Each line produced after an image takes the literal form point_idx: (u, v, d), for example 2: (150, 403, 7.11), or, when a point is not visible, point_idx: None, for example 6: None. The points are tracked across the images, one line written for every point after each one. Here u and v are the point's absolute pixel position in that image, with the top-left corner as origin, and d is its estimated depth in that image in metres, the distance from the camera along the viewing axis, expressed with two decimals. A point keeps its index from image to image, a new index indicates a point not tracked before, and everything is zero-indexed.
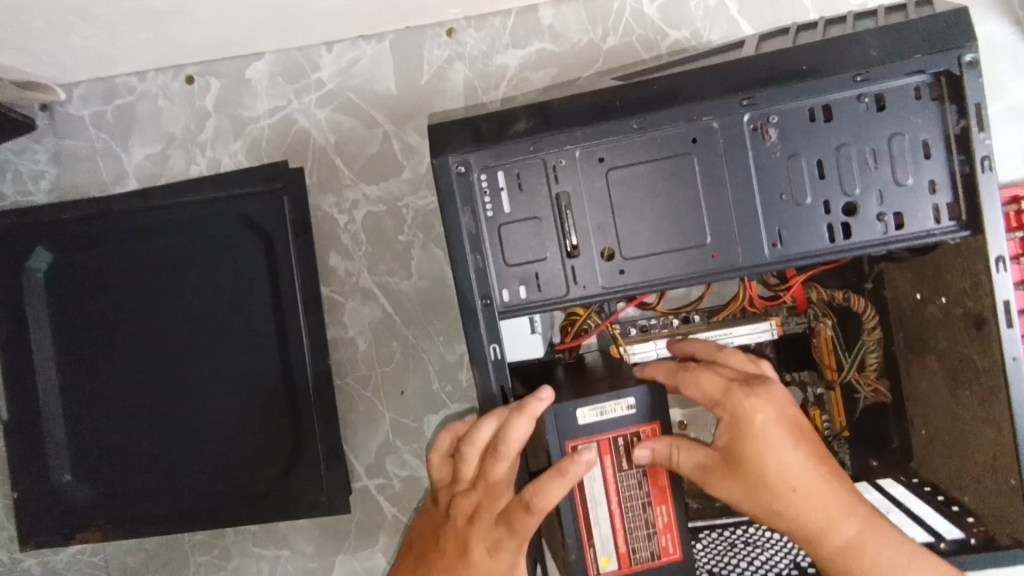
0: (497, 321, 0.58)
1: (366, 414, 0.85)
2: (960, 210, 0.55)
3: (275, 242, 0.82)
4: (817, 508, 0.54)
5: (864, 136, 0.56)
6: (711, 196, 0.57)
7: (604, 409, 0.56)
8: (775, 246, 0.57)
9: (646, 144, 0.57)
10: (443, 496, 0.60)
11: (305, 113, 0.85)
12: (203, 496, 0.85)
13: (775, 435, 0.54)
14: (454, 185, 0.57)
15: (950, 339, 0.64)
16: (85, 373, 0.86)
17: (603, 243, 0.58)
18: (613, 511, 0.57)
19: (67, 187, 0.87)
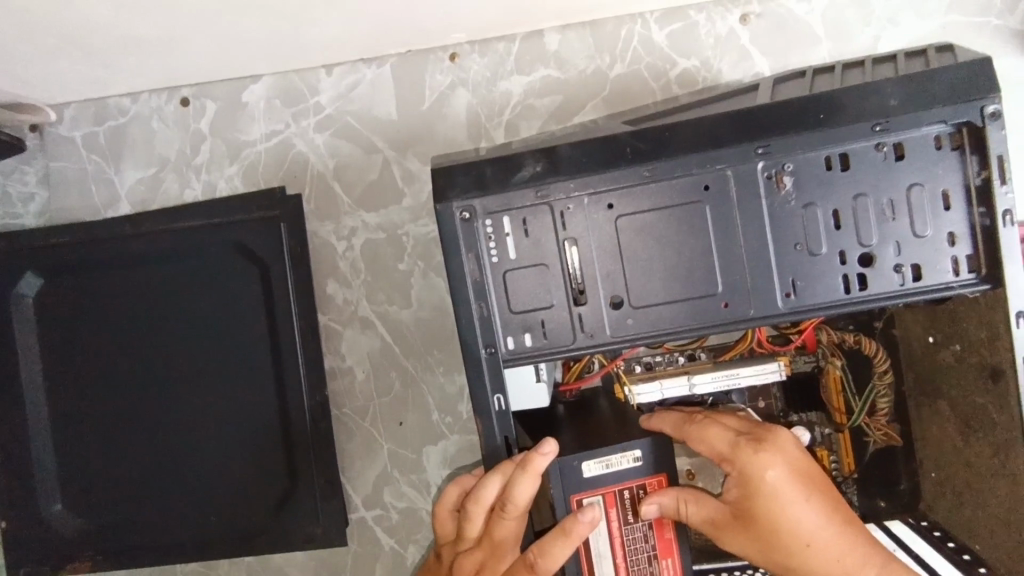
0: (501, 370, 0.57)
1: (363, 445, 0.83)
2: (980, 262, 0.53)
3: (271, 270, 0.80)
4: (833, 563, 0.52)
5: (882, 186, 0.54)
6: (723, 245, 0.55)
7: (610, 461, 0.54)
8: (789, 297, 0.55)
9: (656, 190, 0.56)
10: (450, 551, 0.60)
11: (303, 138, 0.82)
12: (196, 529, 0.82)
13: (787, 491, 0.52)
14: (458, 232, 0.56)
15: (967, 387, 0.62)
16: (72, 403, 0.83)
17: (611, 291, 0.57)
18: (618, 564, 0.55)
19: (58, 210, 0.85)
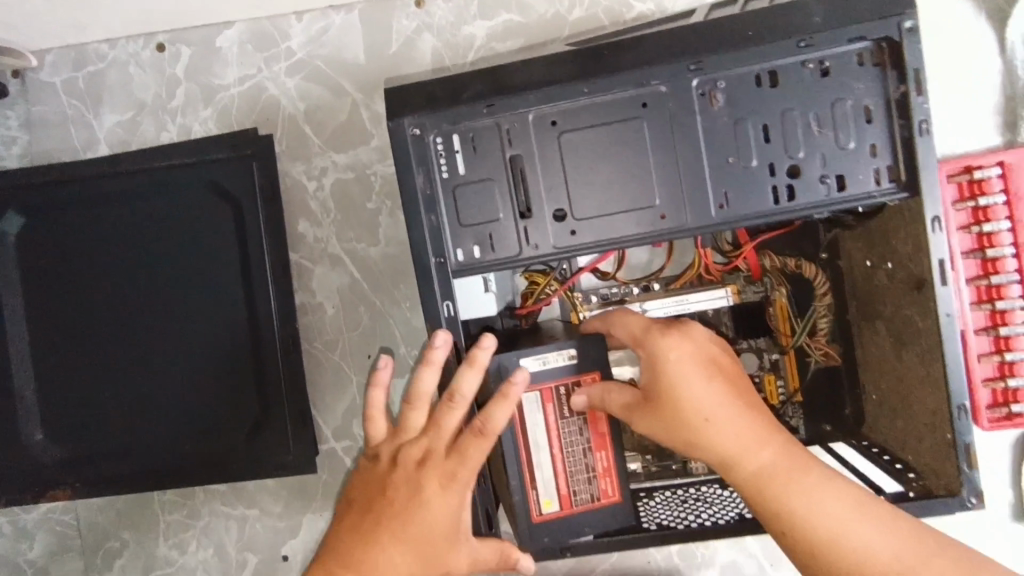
0: (451, 279, 0.60)
1: (334, 377, 0.87)
2: (899, 173, 0.56)
3: (244, 209, 0.83)
4: (728, 436, 0.56)
5: (809, 102, 0.57)
6: (660, 159, 0.58)
7: (547, 358, 0.61)
8: (722, 208, 0.58)
9: (597, 107, 0.59)
10: (391, 446, 0.63)
11: (274, 82, 0.85)
12: (172, 457, 0.86)
13: (686, 368, 0.58)
14: (409, 147, 0.59)
15: (898, 302, 0.65)
16: (56, 336, 0.87)
17: (554, 204, 0.60)
18: (555, 455, 0.61)
19: (38, 152, 0.88)
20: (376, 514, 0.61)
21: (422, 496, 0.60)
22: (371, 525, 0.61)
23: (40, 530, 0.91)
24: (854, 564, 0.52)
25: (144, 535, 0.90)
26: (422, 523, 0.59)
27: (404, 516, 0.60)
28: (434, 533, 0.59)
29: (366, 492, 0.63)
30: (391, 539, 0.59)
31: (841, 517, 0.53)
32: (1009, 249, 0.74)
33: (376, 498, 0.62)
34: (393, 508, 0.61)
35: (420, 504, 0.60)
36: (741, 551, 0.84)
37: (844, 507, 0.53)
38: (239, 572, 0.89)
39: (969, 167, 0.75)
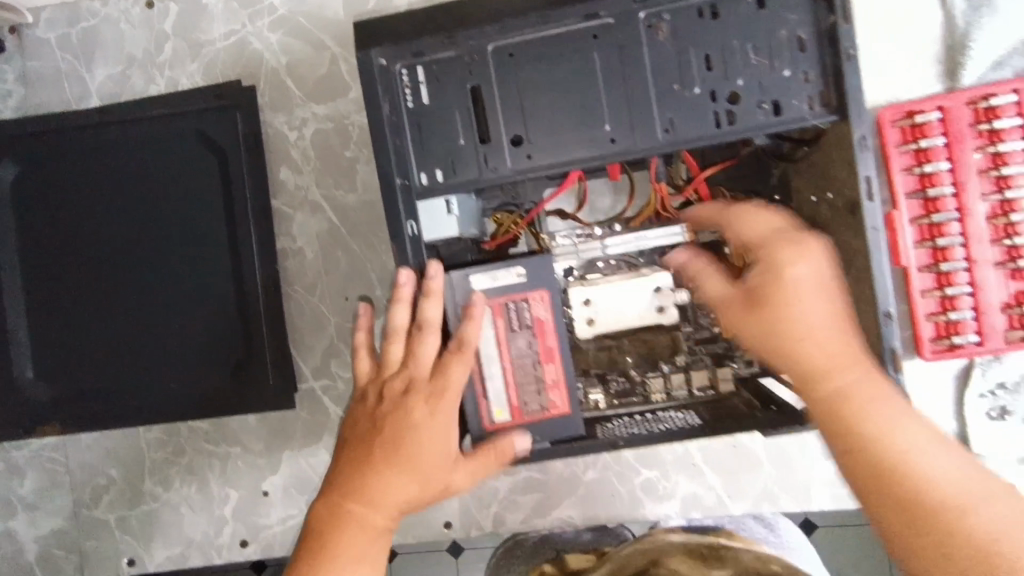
0: (415, 200, 0.64)
1: (313, 318, 0.91)
2: (830, 98, 0.61)
3: (228, 157, 0.88)
4: (826, 349, 0.60)
5: (747, 33, 0.62)
6: (609, 86, 0.63)
7: (496, 276, 0.65)
8: (667, 132, 0.63)
9: (552, 38, 0.63)
10: (374, 384, 0.66)
11: (258, 37, 0.90)
12: (158, 394, 0.90)
13: (805, 280, 0.62)
14: (376, 75, 0.63)
15: (838, 230, 0.68)
16: (49, 279, 0.91)
17: (511, 129, 0.64)
18: (505, 368, 0.65)
19: (33, 105, 0.92)
20: (372, 445, 0.63)
21: (412, 420, 0.62)
22: (370, 455, 0.63)
23: (31, 466, 0.95)
24: (915, 491, 0.53)
25: (130, 471, 0.94)
26: (415, 445, 0.62)
27: (397, 443, 0.62)
28: (428, 452, 0.62)
29: (358, 429, 0.65)
30: (387, 466, 0.62)
31: (924, 447, 0.55)
32: (949, 188, 0.79)
33: (368, 432, 0.64)
34: (387, 437, 0.62)
35: (412, 428, 0.62)
36: (700, 483, 0.89)
37: (925, 439, 0.56)
38: (221, 506, 0.93)
39: (910, 112, 0.80)
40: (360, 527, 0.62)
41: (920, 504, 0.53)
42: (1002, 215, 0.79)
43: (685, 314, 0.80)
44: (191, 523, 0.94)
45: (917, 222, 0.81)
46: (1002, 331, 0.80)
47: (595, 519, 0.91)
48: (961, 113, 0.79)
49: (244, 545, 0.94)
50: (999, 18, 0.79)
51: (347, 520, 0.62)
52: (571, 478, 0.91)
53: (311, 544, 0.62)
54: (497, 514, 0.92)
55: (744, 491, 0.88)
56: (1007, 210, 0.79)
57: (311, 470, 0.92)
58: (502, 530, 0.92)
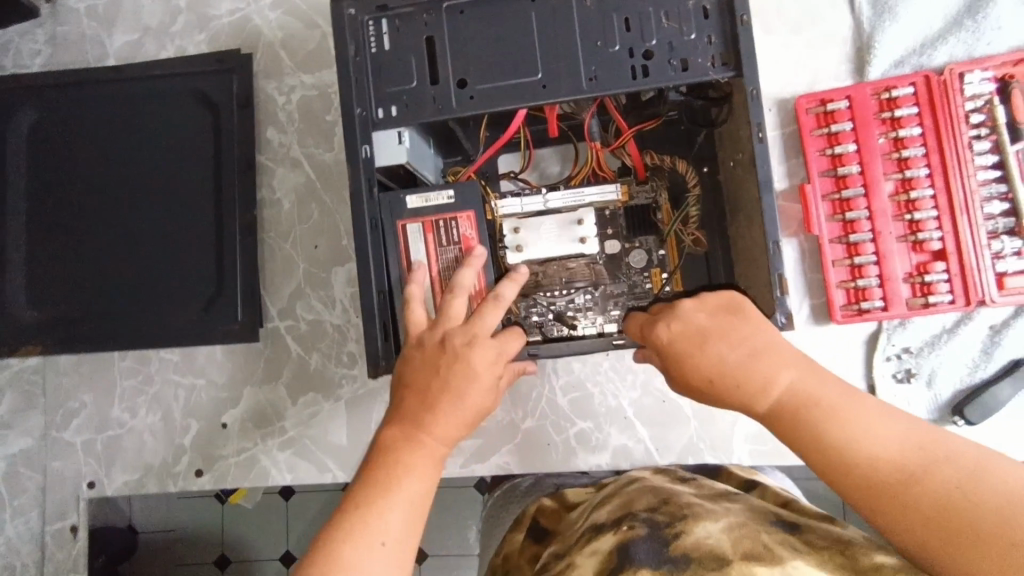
0: (370, 129, 0.74)
1: (284, 264, 0.99)
2: (729, 58, 0.71)
3: (222, 113, 0.99)
4: (738, 387, 0.61)
5: (660, 3, 0.73)
6: (543, 40, 0.74)
7: (429, 197, 0.75)
8: (591, 82, 0.73)
9: (497, 2, 0.74)
10: (432, 333, 0.67)
11: (260, 14, 1.02)
12: (134, 323, 0.97)
13: (680, 345, 0.63)
14: (345, 23, 0.74)
15: (741, 183, 0.78)
16: (50, 213, 1.00)
17: (457, 74, 0.74)
18: (432, 276, 0.74)
19: (56, 63, 1.05)
20: (432, 394, 0.65)
21: (478, 369, 0.65)
22: (433, 407, 0.64)
23: (13, 386, 1.02)
24: (874, 478, 0.53)
25: (100, 398, 1.00)
26: (478, 395, 0.65)
27: (457, 393, 0.64)
28: (483, 400, 0.66)
29: (421, 380, 0.65)
30: (451, 409, 0.64)
31: (863, 427, 0.56)
32: (856, 167, 0.88)
33: (432, 380, 0.65)
34: (449, 387, 0.64)
35: (473, 377, 0.65)
36: (630, 435, 0.94)
37: (868, 415, 0.57)
38: (181, 436, 0.98)
39: (824, 99, 0.89)
40: (422, 457, 0.63)
41: (888, 489, 0.53)
42: (904, 192, 0.88)
43: (618, 270, 0.86)
44: (152, 450, 0.98)
45: (829, 197, 0.89)
46: (906, 299, 0.87)
47: (532, 468, 0.95)
48: (867, 102, 0.89)
49: (198, 475, 0.98)
50: (900, 24, 0.91)
51: (411, 457, 0.63)
52: (509, 427, 0.96)
53: (371, 486, 0.61)
54: None
55: (671, 445, 0.93)
56: (909, 187, 0.87)
57: (269, 404, 0.98)
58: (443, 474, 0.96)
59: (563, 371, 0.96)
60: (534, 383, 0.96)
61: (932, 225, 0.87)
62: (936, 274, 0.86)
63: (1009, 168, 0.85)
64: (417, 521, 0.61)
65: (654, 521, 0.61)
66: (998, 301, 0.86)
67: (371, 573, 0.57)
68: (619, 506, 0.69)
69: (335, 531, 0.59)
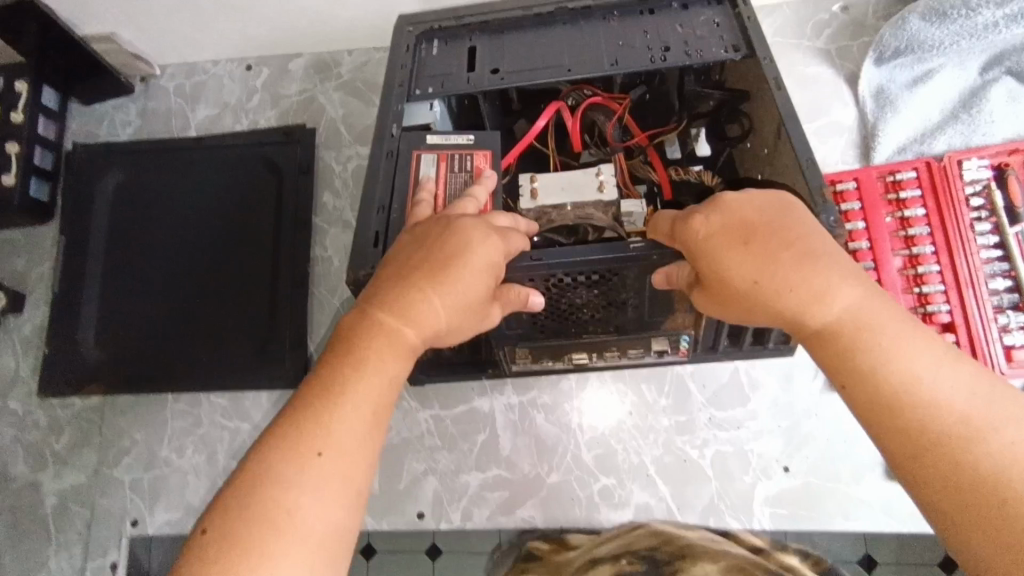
0: (407, 100, 0.76)
1: (331, 316, 1.06)
2: (742, 46, 0.73)
3: (284, 176, 1.11)
4: (781, 293, 0.56)
5: (675, 16, 0.77)
6: (570, 43, 0.78)
7: (449, 136, 0.75)
8: (613, 66, 0.75)
9: (534, 22, 0.80)
10: (429, 223, 0.64)
11: (325, 95, 1.16)
12: (191, 363, 1.05)
13: (715, 242, 0.58)
14: (401, 34, 0.81)
15: (775, 170, 0.74)
16: (127, 262, 1.11)
17: (492, 64, 0.78)
18: (436, 196, 0.71)
19: (144, 132, 1.18)
20: (410, 280, 0.60)
21: (467, 250, 0.61)
22: (411, 293, 0.59)
23: (70, 424, 1.07)
24: (917, 422, 0.50)
25: (150, 437, 1.04)
26: (465, 280, 0.60)
27: (445, 272, 0.60)
28: (476, 286, 0.60)
29: (407, 267, 0.61)
30: (432, 293, 0.59)
31: (922, 364, 0.52)
32: (865, 244, 0.95)
33: (418, 254, 0.61)
34: (429, 275, 0.60)
35: (464, 259, 0.60)
36: (652, 493, 0.95)
37: (930, 355, 0.52)
38: (222, 477, 1.01)
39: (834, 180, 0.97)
40: (388, 346, 0.58)
41: (926, 440, 0.49)
42: (912, 267, 0.94)
43: None
44: (193, 490, 1.01)
45: None
46: None
47: (557, 523, 0.96)
48: (873, 184, 0.97)
49: None
50: (902, 117, 0.99)
51: (372, 354, 0.58)
52: (535, 479, 0.98)
53: (322, 382, 0.56)
54: (466, 508, 0.98)
55: (692, 504, 0.93)
56: (916, 263, 0.93)
57: None
58: (469, 525, 0.97)
59: (589, 428, 0.99)
60: (560, 437, 1.00)
61: (939, 298, 0.92)
62: None
63: (1009, 247, 0.91)
64: (375, 425, 0.56)
65: (653, 558, 0.64)
66: (1008, 374, 0.89)
67: (305, 477, 0.52)
68: (620, 546, 0.72)
69: (275, 436, 0.54)
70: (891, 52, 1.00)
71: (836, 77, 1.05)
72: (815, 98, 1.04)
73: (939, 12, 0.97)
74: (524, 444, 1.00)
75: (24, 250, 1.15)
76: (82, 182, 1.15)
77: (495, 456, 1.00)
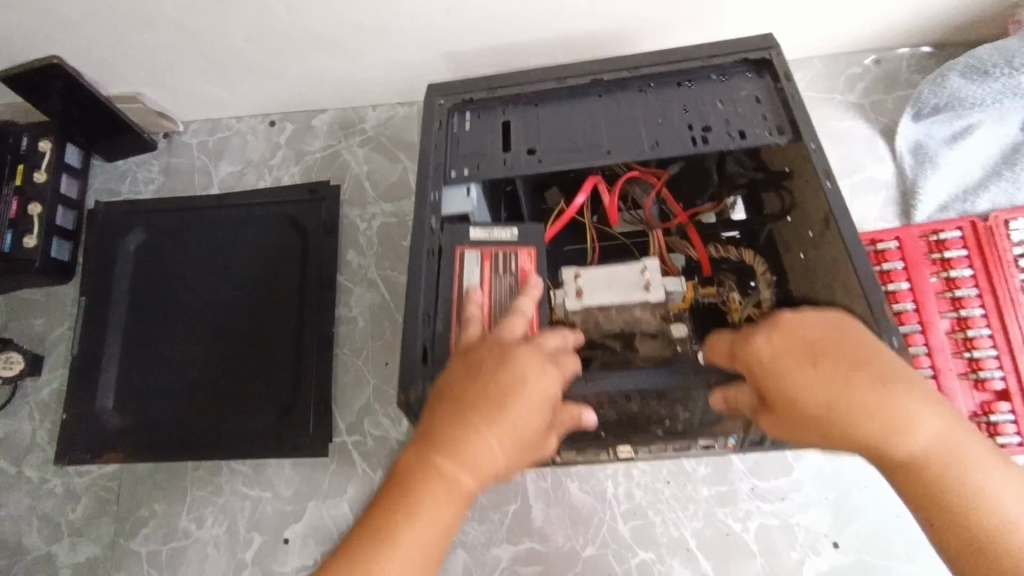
0: (443, 183, 0.73)
1: (356, 380, 1.03)
2: (785, 128, 0.71)
3: (308, 235, 1.09)
4: (864, 423, 0.52)
5: (715, 92, 0.74)
6: (607, 120, 0.75)
7: (492, 231, 0.72)
8: (654, 147, 0.72)
9: (569, 97, 0.77)
10: (477, 346, 0.61)
11: (349, 151, 1.15)
12: (211, 430, 1.02)
13: (788, 367, 0.55)
14: (433, 109, 0.77)
15: (819, 257, 0.70)
16: (147, 324, 1.09)
17: (528, 144, 0.75)
18: (483, 302, 0.68)
19: (167, 190, 1.17)
20: (461, 415, 0.57)
21: (521, 383, 0.57)
22: (462, 431, 0.56)
23: (87, 493, 1.04)
24: (1000, 552, 0.50)
25: (169, 506, 1.01)
26: (519, 416, 0.57)
27: (499, 409, 0.57)
28: (531, 420, 0.57)
29: (456, 399, 0.57)
30: (487, 431, 0.56)
31: (990, 477, 0.52)
32: (910, 304, 0.92)
33: (468, 386, 0.57)
34: (482, 410, 0.57)
35: (517, 394, 0.57)
36: (693, 569, 0.90)
37: (1008, 478, 0.52)
38: (243, 550, 0.97)
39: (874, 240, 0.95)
40: (440, 488, 0.56)
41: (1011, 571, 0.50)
42: (961, 330, 0.90)
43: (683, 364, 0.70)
44: (213, 564, 0.97)
45: None
46: None
47: None
48: (916, 243, 0.94)
49: None
50: (943, 172, 0.96)
51: (424, 496, 0.56)
52: (570, 553, 0.94)
53: (375, 528, 0.55)
54: None
55: None
56: (965, 326, 0.90)
57: (331, 521, 0.97)
58: None
59: (624, 497, 0.95)
60: (595, 507, 0.95)
61: (992, 363, 0.88)
62: (1001, 414, 0.86)
63: None
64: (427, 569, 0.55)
65: None
66: None
67: None
68: None
69: None
70: (929, 109, 0.97)
71: (872, 132, 1.03)
72: (849, 155, 1.02)
73: (981, 69, 0.92)
74: (557, 514, 0.96)
75: (43, 310, 1.13)
76: (103, 241, 1.13)
77: (527, 527, 0.96)
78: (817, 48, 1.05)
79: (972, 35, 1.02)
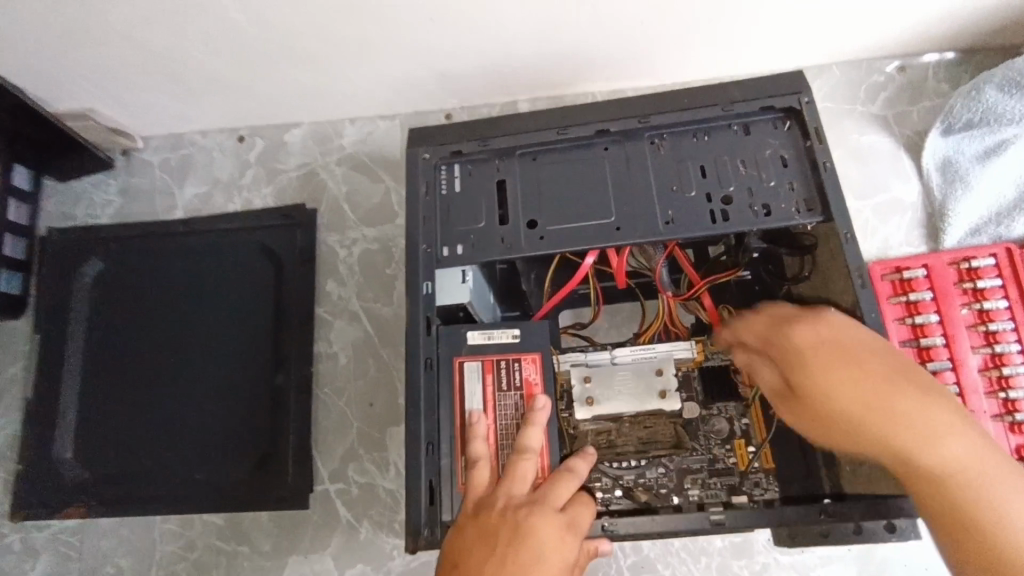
0: (434, 266, 0.65)
1: (338, 426, 0.94)
2: (814, 203, 0.63)
3: (284, 266, 1.00)
4: (883, 423, 0.53)
5: (736, 151, 0.66)
6: (616, 184, 0.66)
7: (492, 334, 0.64)
8: (668, 225, 0.64)
9: (571, 153, 0.68)
10: (491, 507, 0.55)
11: (326, 170, 1.05)
12: (182, 481, 0.93)
13: (819, 356, 0.57)
14: (419, 167, 0.68)
15: None
16: (109, 364, 0.99)
17: (527, 214, 0.66)
18: (488, 428, 0.60)
19: (127, 213, 1.07)
20: None
21: (543, 558, 0.53)
22: None
23: (47, 549, 0.95)
24: None
25: (136, 563, 0.93)
26: None
27: None
28: None
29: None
30: None
31: None
32: (940, 338, 0.84)
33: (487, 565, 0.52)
34: None
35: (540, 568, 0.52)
36: None
37: None
38: None
39: (899, 267, 0.87)
40: None
41: None
42: (994, 367, 0.83)
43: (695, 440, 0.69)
44: None
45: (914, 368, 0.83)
46: None
47: None
48: (944, 272, 0.86)
49: None
50: (976, 193, 0.88)
51: None
52: None
53: None
54: None
55: None
56: (1000, 362, 0.82)
57: None
58: None
59: (632, 550, 0.88)
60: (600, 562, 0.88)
61: None
62: None
63: None
64: None
65: None
66: None
67: None
68: None
69: None
70: (962, 124, 0.90)
71: (896, 146, 0.95)
72: (870, 174, 0.94)
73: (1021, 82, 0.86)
74: None
75: None
76: (59, 271, 1.03)
77: None
78: (837, 54, 0.96)
79: (1006, 38, 0.93)
